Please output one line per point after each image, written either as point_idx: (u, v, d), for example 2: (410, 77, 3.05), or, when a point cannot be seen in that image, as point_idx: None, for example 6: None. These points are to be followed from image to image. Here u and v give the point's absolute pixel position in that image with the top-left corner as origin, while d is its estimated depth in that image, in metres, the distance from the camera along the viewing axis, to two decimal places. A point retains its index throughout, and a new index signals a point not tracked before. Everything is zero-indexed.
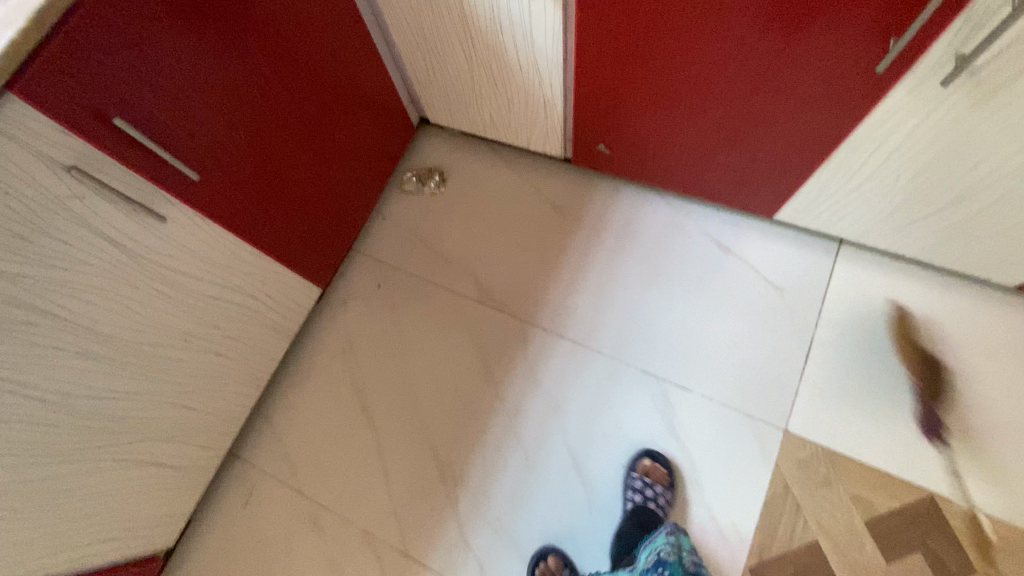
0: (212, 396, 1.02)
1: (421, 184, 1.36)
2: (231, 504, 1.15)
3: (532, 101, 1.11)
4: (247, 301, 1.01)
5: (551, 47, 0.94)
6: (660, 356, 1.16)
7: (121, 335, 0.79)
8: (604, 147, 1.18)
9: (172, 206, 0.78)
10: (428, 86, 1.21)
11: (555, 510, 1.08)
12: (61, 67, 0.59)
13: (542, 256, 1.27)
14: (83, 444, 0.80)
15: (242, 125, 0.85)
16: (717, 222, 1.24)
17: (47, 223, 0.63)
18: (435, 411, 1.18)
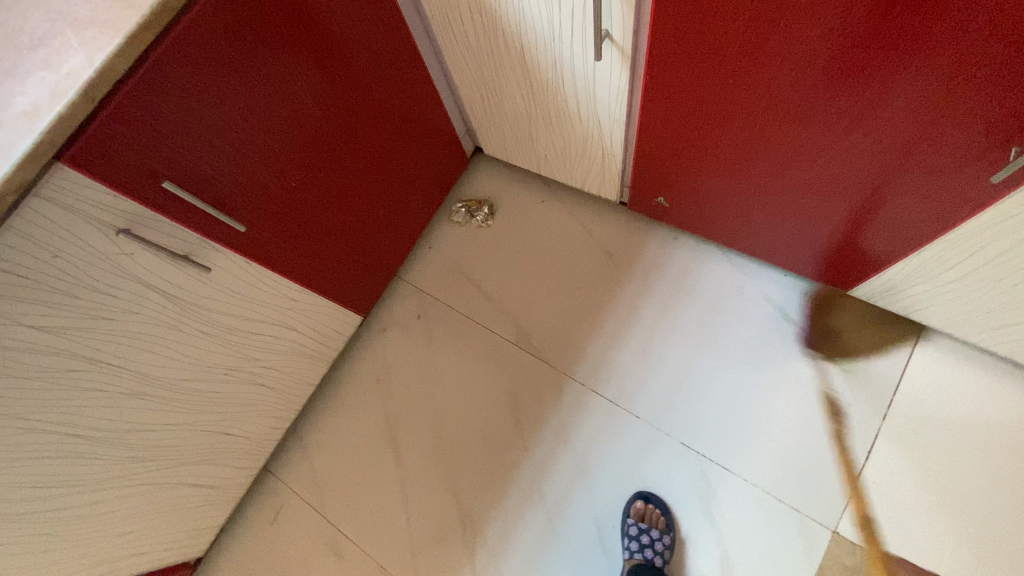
0: (248, 422, 1.05)
1: (469, 215, 1.33)
2: (260, 519, 1.19)
3: (591, 148, 1.04)
4: (288, 334, 1.02)
5: (615, 102, 0.88)
6: (702, 429, 1.08)
7: (163, 374, 0.81)
8: (663, 201, 1.10)
9: (219, 255, 0.78)
10: (485, 121, 1.17)
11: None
12: (112, 134, 0.59)
13: (587, 305, 1.21)
14: (122, 470, 0.83)
15: (291, 172, 0.84)
16: (781, 288, 1.15)
17: (98, 280, 0.65)
18: (462, 455, 1.16)
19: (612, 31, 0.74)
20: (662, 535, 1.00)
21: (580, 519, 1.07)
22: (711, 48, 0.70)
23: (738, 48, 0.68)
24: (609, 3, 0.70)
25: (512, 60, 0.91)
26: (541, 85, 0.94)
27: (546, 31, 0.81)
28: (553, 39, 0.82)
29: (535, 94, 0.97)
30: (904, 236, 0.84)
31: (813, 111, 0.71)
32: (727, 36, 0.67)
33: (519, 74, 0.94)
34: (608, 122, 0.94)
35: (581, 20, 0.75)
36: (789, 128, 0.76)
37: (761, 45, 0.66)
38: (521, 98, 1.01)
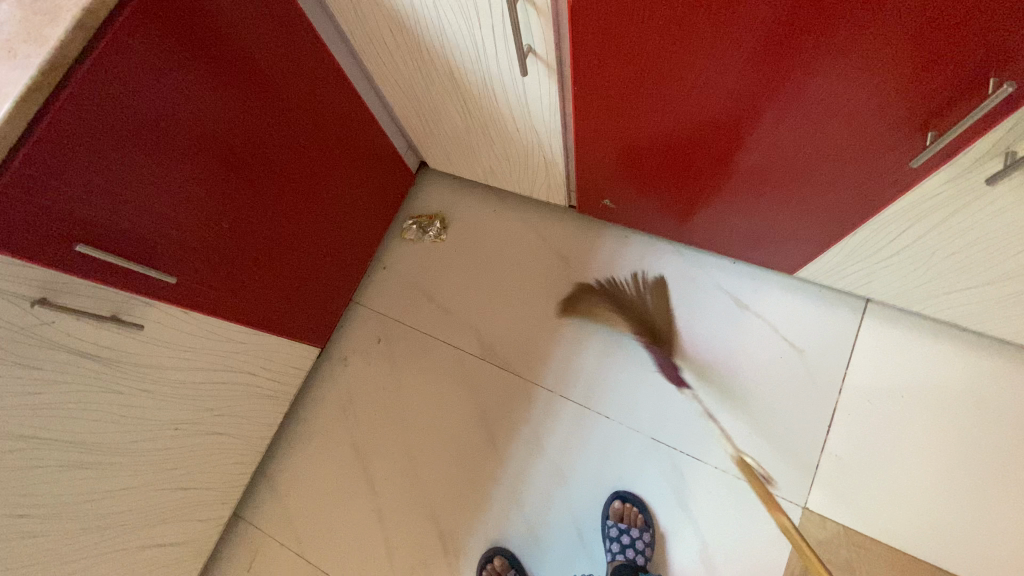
0: (210, 471, 1.01)
1: (421, 231, 1.31)
2: (236, 568, 1.15)
3: (532, 157, 1.04)
4: (242, 377, 0.99)
5: (548, 115, 0.88)
6: (671, 423, 1.10)
7: (107, 438, 0.77)
8: (610, 202, 1.11)
9: (153, 310, 0.75)
10: (426, 137, 1.15)
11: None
12: (13, 202, 0.55)
13: (548, 310, 1.21)
14: (74, 543, 0.79)
15: (223, 215, 0.81)
16: (732, 275, 1.17)
17: (16, 355, 0.61)
18: (438, 476, 1.15)
19: (535, 48, 0.74)
20: (642, 532, 1.01)
21: (561, 526, 1.08)
22: (633, 57, 0.70)
23: (658, 56, 0.68)
24: (528, 22, 0.70)
25: (443, 78, 0.90)
26: (474, 100, 0.93)
27: (470, 50, 0.80)
28: (479, 58, 0.81)
29: (470, 109, 0.96)
30: (839, 219, 0.87)
31: (737, 110, 0.73)
32: (646, 45, 0.67)
33: (452, 91, 0.93)
34: (543, 133, 0.93)
35: (503, 39, 0.74)
36: (720, 127, 0.78)
37: (680, 51, 0.66)
38: (457, 114, 1.00)
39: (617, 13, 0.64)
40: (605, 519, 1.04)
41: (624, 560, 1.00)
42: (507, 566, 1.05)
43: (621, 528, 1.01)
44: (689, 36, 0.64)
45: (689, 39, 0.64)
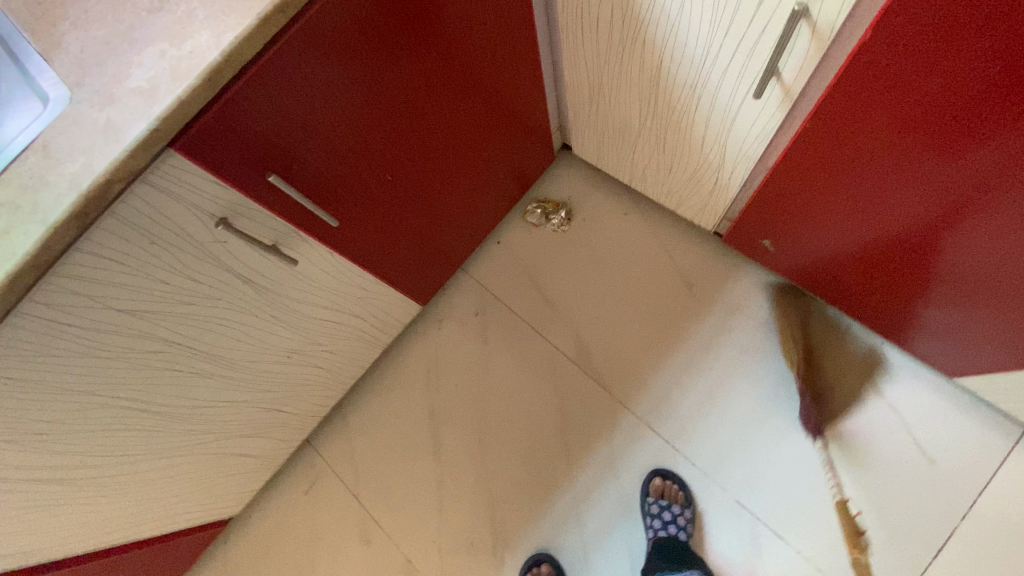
0: (301, 399, 1.03)
1: (544, 216, 1.24)
2: (296, 488, 1.19)
3: (703, 176, 0.95)
4: (353, 321, 0.99)
5: (753, 141, 0.79)
6: (760, 491, 1.03)
7: (234, 355, 0.78)
8: (768, 244, 1.00)
9: (305, 246, 0.74)
10: (586, 124, 1.08)
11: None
12: (229, 121, 0.53)
13: (659, 335, 1.14)
14: (183, 440, 0.82)
15: (388, 165, 0.78)
16: (873, 356, 1.06)
17: (187, 266, 0.61)
18: (504, 464, 1.13)
19: (782, 70, 0.66)
20: (683, 510, 1.01)
21: (615, 554, 1.05)
22: (903, 114, 0.61)
23: (937, 124, 0.59)
24: (794, 42, 0.62)
25: (643, 74, 0.82)
26: (669, 104, 0.85)
27: (698, 53, 0.72)
28: (704, 63, 0.73)
29: (658, 112, 0.88)
30: None
31: (992, 203, 0.63)
32: (931, 107, 0.58)
33: (647, 89, 0.85)
34: (733, 156, 0.85)
35: (750, 52, 0.67)
36: (965, 212, 0.67)
37: (973, 126, 0.57)
38: (639, 112, 0.92)
39: (938, 54, 0.53)
40: (645, 495, 1.03)
41: (665, 535, 0.99)
42: None
43: (663, 505, 1.00)
44: (991, 112, 0.54)
45: (999, 119, 0.55)
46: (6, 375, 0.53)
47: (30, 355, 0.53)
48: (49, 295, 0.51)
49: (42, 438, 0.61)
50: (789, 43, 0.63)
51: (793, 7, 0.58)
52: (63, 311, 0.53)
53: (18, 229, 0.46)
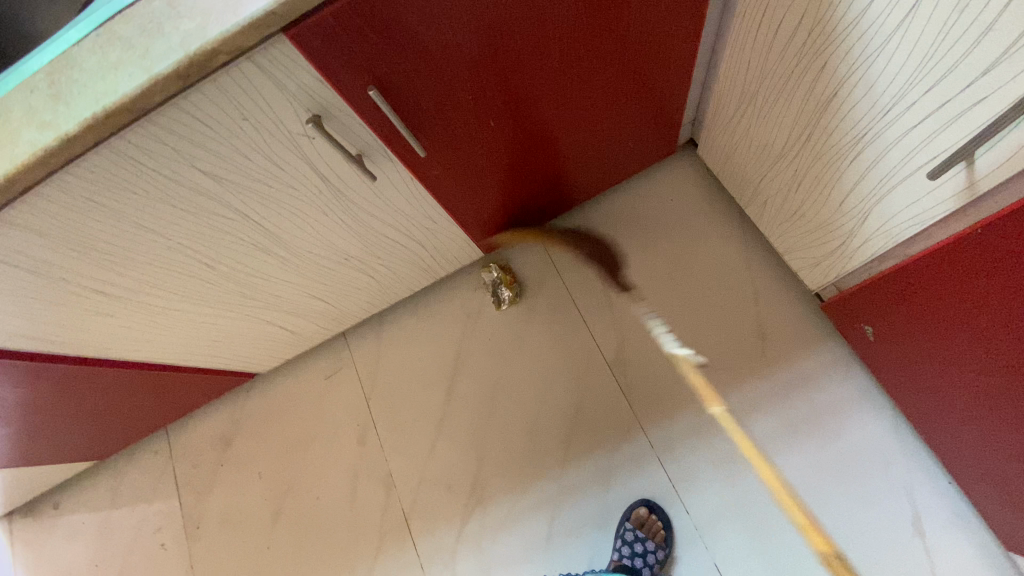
0: (345, 298, 1.07)
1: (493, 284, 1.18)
2: (319, 370, 1.28)
3: (827, 233, 0.83)
4: (413, 245, 0.99)
5: (901, 222, 0.68)
6: (743, 568, 0.97)
7: (295, 241, 0.81)
8: (869, 332, 0.88)
9: (386, 164, 0.73)
10: (721, 129, 0.96)
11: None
12: (349, 24, 0.51)
13: (705, 372, 1.07)
14: (230, 299, 0.88)
15: (496, 109, 0.74)
16: (933, 489, 0.94)
17: (270, 149, 0.62)
18: (505, 430, 1.14)
19: (975, 159, 0.54)
20: (656, 549, 0.98)
21: (574, 554, 1.05)
22: None
23: None
24: (1001, 138, 0.50)
25: (808, 101, 0.71)
26: (822, 145, 0.73)
27: (882, 102, 0.60)
28: (883, 115, 0.61)
29: (806, 149, 0.76)
30: None
31: None
32: None
33: (805, 118, 0.73)
34: (870, 228, 0.73)
35: (945, 124, 0.55)
36: None
37: None
38: (785, 140, 0.80)
39: None
40: (624, 519, 1.01)
41: (627, 565, 0.98)
42: None
43: (638, 537, 0.98)
44: None
45: None
46: (93, 199, 0.57)
47: (115, 188, 0.57)
48: (142, 139, 0.53)
49: (111, 259, 0.67)
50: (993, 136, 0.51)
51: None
52: (150, 158, 0.55)
53: (128, 72, 0.47)
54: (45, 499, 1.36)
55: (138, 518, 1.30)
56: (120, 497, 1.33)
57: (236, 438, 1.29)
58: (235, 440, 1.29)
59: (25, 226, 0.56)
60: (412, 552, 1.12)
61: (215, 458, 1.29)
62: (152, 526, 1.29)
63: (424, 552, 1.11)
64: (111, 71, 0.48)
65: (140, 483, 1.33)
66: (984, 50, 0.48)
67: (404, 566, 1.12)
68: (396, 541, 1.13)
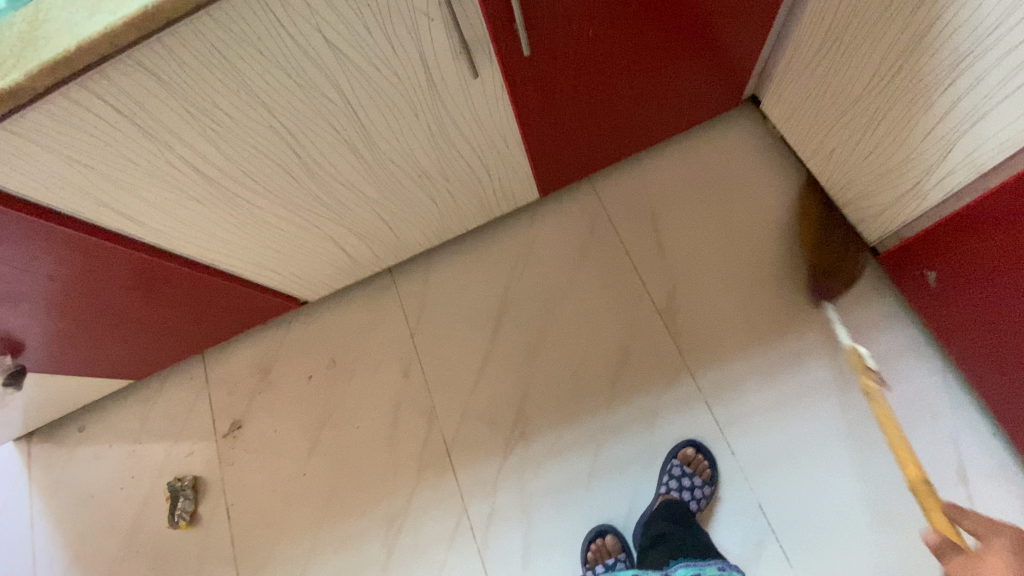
0: (405, 225, 1.07)
1: (177, 491, 1.23)
2: (364, 305, 1.28)
3: (902, 173, 0.85)
4: (482, 172, 1.00)
5: (991, 149, 0.70)
6: (786, 509, 0.98)
7: (381, 144, 0.82)
8: (931, 278, 0.90)
9: (489, 64, 0.74)
10: (792, 80, 0.98)
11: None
12: None
13: (755, 321, 1.08)
14: (304, 204, 0.89)
15: (599, 21, 0.76)
16: (977, 441, 0.96)
17: (392, 25, 0.63)
18: (551, 370, 1.15)
19: None
20: (703, 485, 1.00)
21: (616, 493, 1.06)
22: None
23: None
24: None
25: (902, 33, 0.72)
26: (913, 75, 0.75)
27: (989, 23, 0.62)
28: (991, 34, 0.63)
29: (894, 83, 0.78)
30: None
31: None
32: None
33: (894, 54, 0.75)
34: (954, 161, 0.76)
35: None
36: None
37: None
38: (867, 81, 0.82)
39: None
40: (670, 457, 1.03)
41: (677, 498, 0.99)
42: (618, 548, 1.02)
43: (686, 472, 1.00)
44: None
45: None
46: (222, 52, 0.58)
47: (244, 43, 0.58)
48: None
49: (216, 130, 0.67)
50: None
51: None
52: (285, 12, 0.56)
53: None
54: (70, 422, 1.33)
55: (169, 442, 1.29)
56: (150, 422, 1.31)
57: (274, 367, 1.29)
58: (274, 369, 1.29)
59: (153, 74, 0.57)
60: (452, 483, 1.12)
61: (252, 386, 1.29)
62: (183, 450, 1.27)
63: (464, 482, 1.12)
64: None
65: (171, 410, 1.31)
66: None
67: (444, 496, 1.12)
68: (437, 472, 1.14)
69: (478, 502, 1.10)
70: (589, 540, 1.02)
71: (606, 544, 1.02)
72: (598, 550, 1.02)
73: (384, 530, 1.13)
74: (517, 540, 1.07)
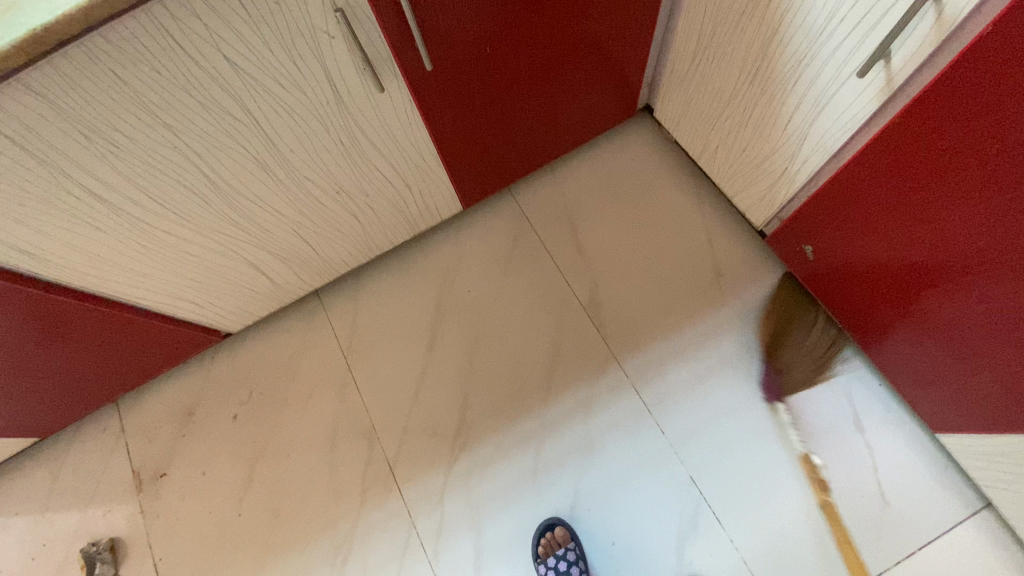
0: (329, 245, 1.08)
1: (91, 557, 1.12)
2: (293, 331, 1.26)
3: (773, 162, 0.97)
4: (401, 188, 1.03)
5: (834, 133, 0.82)
6: (715, 477, 1.06)
7: (294, 163, 0.83)
8: (809, 252, 1.02)
9: (394, 81, 0.78)
10: (677, 88, 1.09)
11: (610, 517, 1.07)
12: None
13: (671, 309, 1.17)
14: (219, 227, 0.88)
15: (495, 39, 0.82)
16: (868, 393, 1.08)
17: (293, 43, 0.65)
18: (488, 375, 1.17)
19: (891, 57, 0.67)
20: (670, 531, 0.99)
21: (561, 487, 1.09)
22: (973, 131, 0.63)
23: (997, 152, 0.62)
24: (915, 27, 0.63)
25: (756, 37, 0.84)
26: (770, 75, 0.86)
27: (817, 25, 0.74)
28: (820, 35, 0.74)
29: (755, 83, 0.90)
30: None
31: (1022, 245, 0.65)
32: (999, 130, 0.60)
33: (753, 57, 0.87)
34: (810, 147, 0.87)
35: (864, 35, 0.69)
36: (997, 250, 0.69)
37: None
38: (735, 82, 0.93)
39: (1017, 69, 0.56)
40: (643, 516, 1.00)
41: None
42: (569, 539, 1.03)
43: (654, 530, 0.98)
44: None
45: None
46: (116, 72, 0.58)
47: (137, 62, 0.58)
48: (179, 7, 0.55)
49: (115, 154, 0.66)
50: (910, 26, 0.63)
51: None
52: (180, 31, 0.57)
53: None
54: None
55: (83, 502, 1.18)
56: (59, 483, 1.20)
57: (200, 407, 1.22)
58: (200, 408, 1.22)
59: (41, 96, 0.56)
60: (399, 501, 1.11)
61: (176, 430, 1.21)
62: (100, 508, 1.17)
63: (411, 498, 1.11)
64: None
65: (83, 467, 1.21)
66: None
67: (390, 516, 1.10)
68: (382, 492, 1.12)
69: (427, 516, 1.09)
70: (539, 535, 1.04)
71: (556, 536, 1.04)
72: (547, 543, 1.04)
73: (331, 560, 1.10)
74: (469, 549, 1.07)
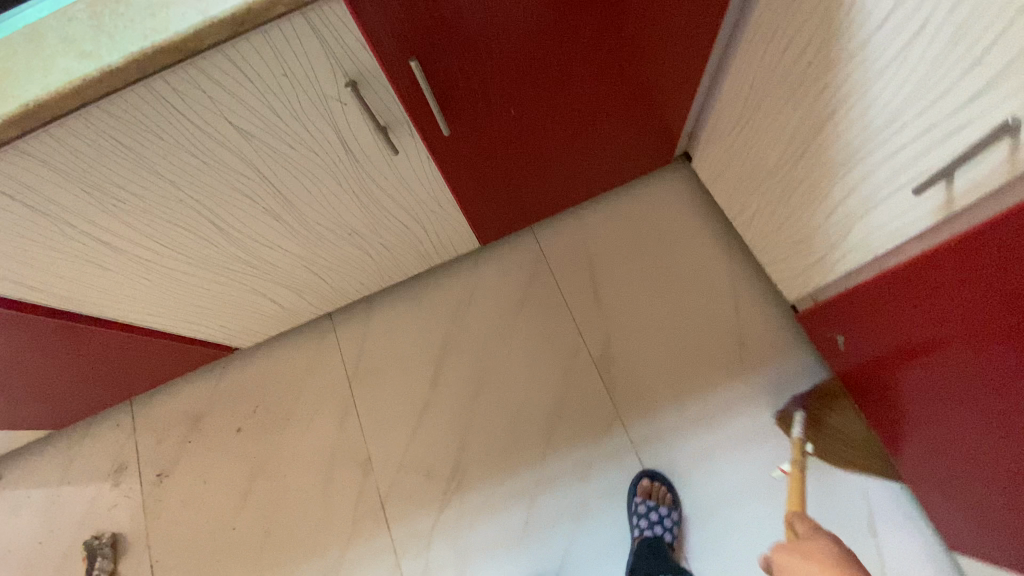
0: (340, 278, 1.06)
1: (93, 550, 1.16)
2: (303, 350, 1.26)
3: (813, 244, 0.89)
4: (415, 230, 1.00)
5: (881, 235, 0.74)
6: (710, 561, 1.02)
7: (304, 211, 0.81)
8: (841, 342, 0.95)
9: (409, 139, 0.75)
10: (718, 145, 1.02)
11: None
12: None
13: (685, 375, 1.11)
14: (227, 264, 0.87)
15: (520, 99, 0.77)
16: (887, 494, 1.01)
17: (302, 109, 0.62)
18: (489, 420, 1.15)
19: (954, 179, 0.60)
20: (669, 511, 1.01)
21: (550, 547, 1.06)
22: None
23: None
24: (986, 155, 0.55)
25: (807, 117, 0.76)
26: (817, 160, 0.79)
27: (877, 123, 0.66)
28: (877, 134, 0.67)
29: (801, 162, 0.82)
30: None
31: None
32: None
33: (800, 136, 0.79)
34: (853, 241, 0.80)
35: (926, 146, 0.61)
36: None
37: None
38: (779, 156, 0.86)
39: None
40: (632, 495, 1.04)
41: (650, 536, 0.99)
42: None
43: (650, 505, 1.01)
44: None
45: None
46: (118, 138, 0.57)
47: (140, 130, 0.57)
48: (182, 81, 0.53)
49: (120, 206, 0.66)
50: (979, 153, 0.56)
51: (1007, 117, 0.51)
52: (183, 101, 0.55)
53: (178, 9, 0.48)
54: None
55: (91, 494, 1.22)
56: (71, 472, 1.24)
57: (207, 415, 1.25)
58: (207, 417, 1.25)
59: (41, 159, 0.55)
60: (387, 539, 1.11)
61: (182, 435, 1.24)
62: (106, 502, 1.22)
63: (398, 537, 1.11)
64: (163, 9, 0.48)
65: (95, 458, 1.25)
66: (971, 82, 0.53)
67: (377, 551, 1.11)
68: (372, 526, 1.12)
69: (412, 557, 1.09)
70: None
71: None
72: None
73: None
74: None
